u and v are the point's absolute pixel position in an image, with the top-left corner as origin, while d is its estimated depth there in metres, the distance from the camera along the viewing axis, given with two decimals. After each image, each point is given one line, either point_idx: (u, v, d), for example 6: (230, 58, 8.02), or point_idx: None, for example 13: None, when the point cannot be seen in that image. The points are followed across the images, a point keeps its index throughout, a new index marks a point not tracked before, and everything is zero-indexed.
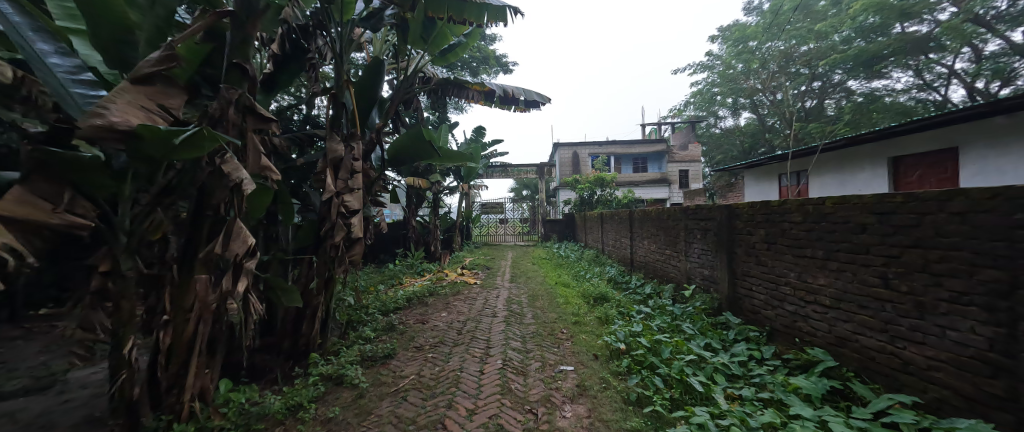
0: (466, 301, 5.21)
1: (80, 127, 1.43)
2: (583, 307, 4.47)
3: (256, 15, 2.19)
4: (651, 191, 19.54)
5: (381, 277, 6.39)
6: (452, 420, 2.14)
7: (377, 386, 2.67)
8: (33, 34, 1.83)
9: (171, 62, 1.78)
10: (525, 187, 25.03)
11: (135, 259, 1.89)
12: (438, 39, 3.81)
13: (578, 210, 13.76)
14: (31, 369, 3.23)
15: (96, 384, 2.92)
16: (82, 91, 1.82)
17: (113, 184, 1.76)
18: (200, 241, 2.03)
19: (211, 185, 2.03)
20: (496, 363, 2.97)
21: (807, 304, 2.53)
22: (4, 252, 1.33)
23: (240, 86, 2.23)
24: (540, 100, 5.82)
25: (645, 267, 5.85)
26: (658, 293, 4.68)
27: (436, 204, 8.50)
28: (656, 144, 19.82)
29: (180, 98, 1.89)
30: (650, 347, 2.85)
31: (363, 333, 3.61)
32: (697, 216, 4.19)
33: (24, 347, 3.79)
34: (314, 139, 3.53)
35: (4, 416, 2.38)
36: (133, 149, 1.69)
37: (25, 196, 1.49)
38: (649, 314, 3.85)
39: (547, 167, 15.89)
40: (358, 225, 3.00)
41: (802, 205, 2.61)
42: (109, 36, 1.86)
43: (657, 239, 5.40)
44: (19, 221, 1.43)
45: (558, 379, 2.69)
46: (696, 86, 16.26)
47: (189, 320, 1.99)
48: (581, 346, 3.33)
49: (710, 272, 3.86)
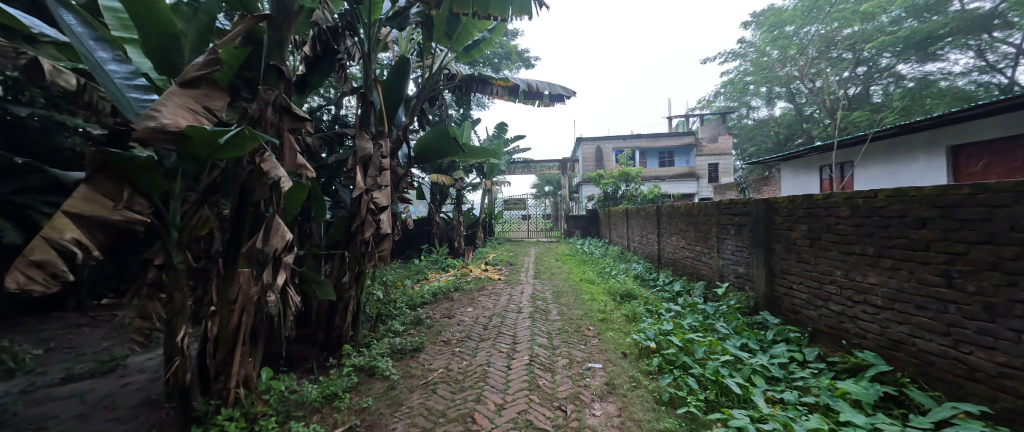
0: (491, 296, 5.25)
1: (136, 129, 1.52)
2: (609, 304, 4.39)
3: (291, 18, 2.26)
4: (678, 185, 18.79)
5: (408, 272, 6.53)
6: (481, 414, 2.16)
7: (406, 378, 2.74)
8: (94, 43, 1.96)
9: (215, 66, 1.89)
10: (549, 183, 24.88)
11: (184, 253, 1.99)
12: (462, 35, 3.79)
13: (601, 206, 13.51)
14: (97, 354, 3.53)
15: (152, 369, 3.14)
16: (137, 96, 1.92)
17: (164, 183, 1.87)
18: (243, 236, 2.16)
19: (253, 184, 2.14)
20: (523, 359, 2.96)
21: (855, 304, 2.36)
22: (72, 246, 1.48)
23: (277, 87, 2.34)
24: (564, 93, 5.69)
25: (674, 264, 5.67)
26: (688, 290, 4.54)
27: (459, 200, 8.58)
28: (683, 137, 19.13)
29: (223, 100, 1.98)
30: (683, 347, 2.75)
31: (392, 326, 3.70)
32: (731, 212, 4.03)
33: (90, 333, 4.15)
34: (343, 138, 3.62)
35: (75, 396, 2.61)
36: (182, 149, 1.78)
37: (89, 194, 1.61)
38: (679, 313, 3.71)
39: (569, 163, 15.66)
40: (386, 221, 2.98)
41: (849, 199, 2.45)
42: (158, 43, 1.98)
43: (686, 235, 5.22)
44: (85, 217, 1.56)
45: (586, 376, 2.66)
46: (726, 76, 15.54)
47: (234, 311, 2.12)
48: (609, 343, 3.27)
49: (744, 269, 3.70)
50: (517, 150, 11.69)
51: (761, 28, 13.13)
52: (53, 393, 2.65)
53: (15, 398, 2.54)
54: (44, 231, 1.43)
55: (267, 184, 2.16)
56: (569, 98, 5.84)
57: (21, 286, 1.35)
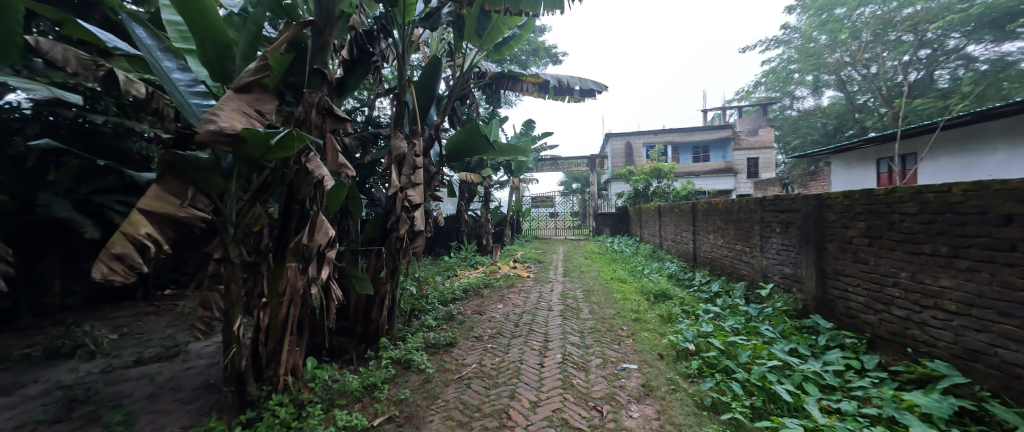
0: (521, 294, 5.26)
1: (198, 133, 1.63)
2: (643, 304, 4.28)
3: (332, 23, 2.35)
4: (713, 182, 17.99)
5: (438, 268, 6.66)
6: (516, 411, 2.17)
7: (441, 372, 2.80)
8: (161, 53, 2.13)
9: (266, 71, 2.00)
10: (577, 180, 24.61)
11: (239, 248, 2.12)
12: (492, 33, 3.83)
13: (631, 203, 13.16)
14: (163, 340, 3.86)
15: (209, 355, 3.40)
16: (198, 102, 2.07)
17: (222, 182, 2.00)
18: (290, 232, 2.27)
19: (299, 183, 2.25)
20: (556, 357, 2.94)
21: (923, 309, 2.16)
22: (145, 240, 1.61)
23: (320, 90, 2.44)
24: (596, 88, 5.56)
25: (711, 263, 5.43)
26: (727, 292, 4.33)
27: (487, 198, 8.65)
28: (719, 130, 18.25)
29: (272, 103, 2.09)
30: (725, 350, 2.63)
31: (426, 321, 3.79)
32: (776, 208, 3.80)
33: (156, 321, 4.54)
34: (377, 138, 3.71)
35: (146, 377, 2.87)
36: (237, 150, 1.90)
37: (160, 193, 1.75)
38: (719, 314, 3.55)
39: (598, 159, 15.35)
40: (420, 218, 3.04)
41: (917, 194, 2.23)
42: (214, 52, 2.13)
43: (725, 233, 4.98)
44: (156, 214, 1.70)
45: (621, 377, 2.60)
46: (767, 64, 14.67)
47: (282, 304, 2.24)
48: (644, 344, 3.19)
49: (792, 269, 3.48)
50: (545, 147, 11.60)
51: (807, 12, 12.26)
52: (128, 374, 2.93)
53: (97, 377, 2.83)
54: (123, 227, 1.57)
55: (311, 183, 2.26)
56: (600, 93, 5.71)
57: (105, 277, 1.49)
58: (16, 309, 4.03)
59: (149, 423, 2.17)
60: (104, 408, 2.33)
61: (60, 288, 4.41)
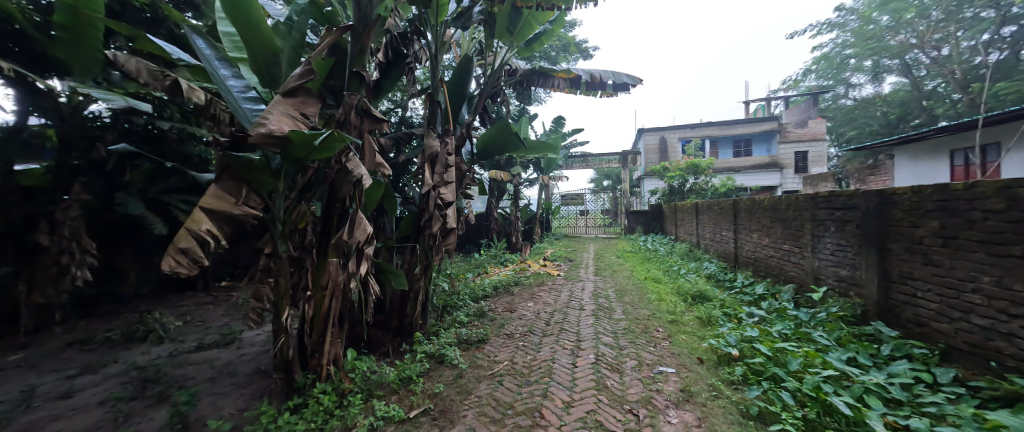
0: (551, 292, 5.22)
1: (251, 136, 1.73)
2: (680, 305, 4.11)
3: (370, 27, 2.42)
4: (755, 177, 16.96)
5: (469, 265, 6.76)
6: (549, 410, 2.15)
7: (473, 368, 2.83)
8: (218, 62, 2.30)
9: (309, 75, 2.10)
10: (608, 177, 24.05)
11: (287, 243, 2.24)
12: (523, 29, 3.81)
13: (666, 201, 12.60)
14: (220, 327, 4.19)
15: (260, 343, 3.65)
16: (250, 106, 2.22)
17: (272, 181, 2.12)
18: (332, 229, 2.37)
19: (340, 182, 2.35)
20: (589, 358, 2.89)
21: (1011, 319, 1.90)
22: (205, 236, 1.74)
23: (359, 92, 2.53)
24: (630, 81, 5.37)
25: (755, 264, 5.12)
26: (773, 294, 4.07)
27: (516, 196, 8.66)
28: (762, 123, 17.13)
29: (315, 106, 2.19)
30: (773, 357, 2.47)
31: (457, 317, 3.86)
32: (831, 205, 3.51)
33: (213, 310, 4.94)
34: (411, 138, 3.80)
35: (207, 362, 3.13)
36: (285, 151, 2.01)
37: (218, 192, 1.88)
38: (765, 318, 3.34)
39: (630, 156, 14.89)
40: (452, 216, 3.07)
41: (1003, 189, 1.95)
42: (263, 60, 2.26)
43: (772, 232, 4.67)
44: (214, 212, 1.83)
45: (658, 380, 2.51)
46: (818, 50, 13.58)
47: (325, 297, 2.35)
48: (681, 347, 3.06)
49: (849, 272, 3.21)
50: (575, 144, 11.42)
51: None
52: (192, 358, 3.21)
53: (166, 360, 3.12)
54: (187, 223, 1.71)
55: (351, 182, 2.35)
56: (634, 86, 5.51)
57: (172, 269, 1.63)
58: (99, 296, 4.53)
59: (210, 404, 2.36)
60: (172, 389, 2.56)
61: (135, 278, 4.91)
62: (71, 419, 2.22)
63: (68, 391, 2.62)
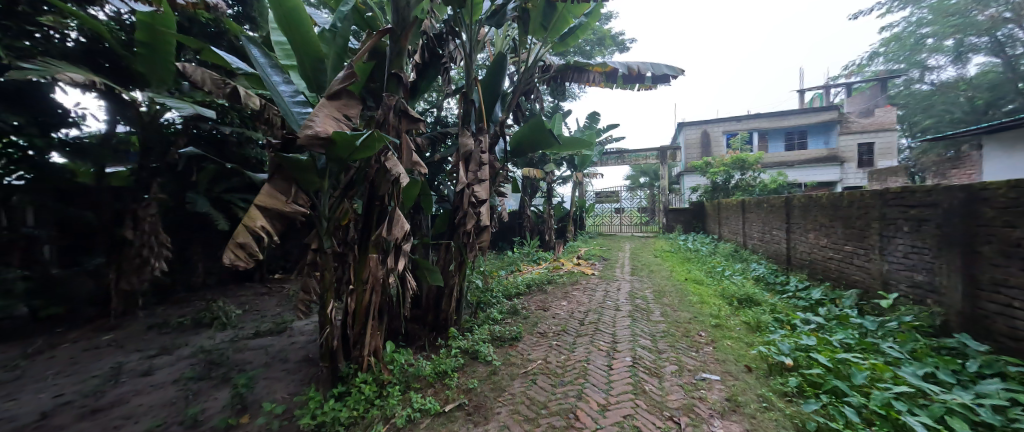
0: (585, 291, 5.13)
1: (299, 137, 1.84)
2: (724, 309, 3.88)
3: (407, 28, 2.49)
4: (812, 172, 15.58)
5: (502, 263, 6.81)
6: (584, 413, 2.11)
7: (507, 366, 2.84)
8: (271, 69, 2.46)
9: (351, 78, 2.19)
10: (644, 174, 23.20)
11: (331, 239, 2.36)
12: (557, 24, 3.75)
13: (709, 198, 11.93)
14: (273, 317, 4.53)
15: (308, 332, 3.90)
16: (299, 110, 2.36)
17: (318, 180, 2.23)
18: (372, 226, 2.47)
19: (379, 181, 2.43)
20: (625, 360, 2.80)
21: None
22: (260, 231, 1.87)
23: (397, 93, 2.61)
24: (670, 73, 5.11)
25: (811, 266, 4.71)
26: (833, 300, 3.71)
27: (550, 193, 8.57)
28: (819, 112, 15.71)
29: (357, 108, 2.27)
30: (834, 368, 2.25)
31: (491, 314, 3.89)
32: (904, 202, 3.14)
33: (267, 300, 5.35)
34: (446, 137, 3.87)
35: (262, 348, 3.40)
36: (330, 152, 2.11)
37: (271, 191, 2.02)
38: (823, 326, 3.05)
39: (669, 151, 14.24)
40: (486, 213, 3.08)
41: None
42: (310, 65, 2.40)
43: (831, 232, 4.27)
44: (268, 209, 1.96)
45: (701, 388, 2.38)
46: (886, 31, 12.24)
47: (366, 291, 2.45)
48: (727, 353, 2.88)
49: (927, 277, 2.85)
50: (610, 140, 11.10)
51: None
52: (250, 344, 3.50)
53: (228, 345, 3.43)
54: (244, 220, 1.84)
55: (389, 181, 2.43)
56: (675, 78, 5.25)
57: (233, 262, 1.77)
58: (174, 285, 5.07)
59: (265, 387, 2.56)
60: (233, 371, 2.80)
61: (202, 270, 5.43)
62: (150, 395, 2.50)
63: (149, 369, 2.94)
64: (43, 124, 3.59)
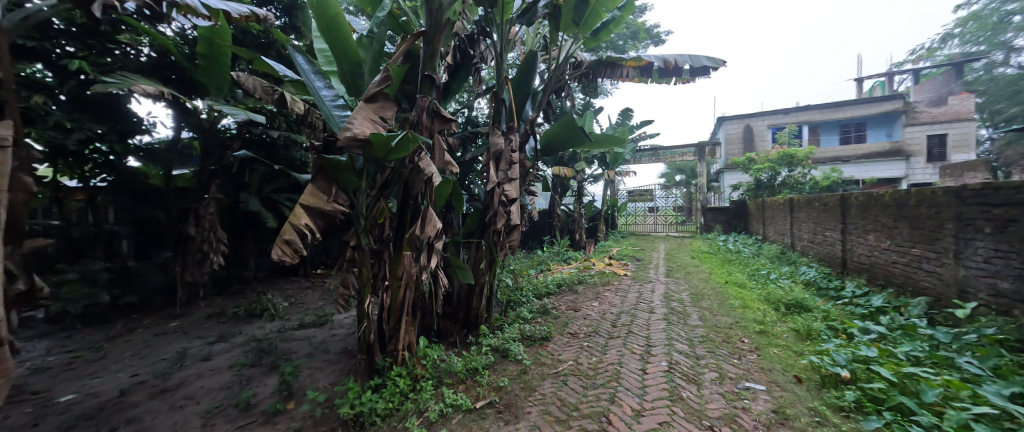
0: (617, 292, 5.00)
1: (339, 139, 1.92)
2: (770, 315, 3.64)
3: (440, 31, 2.54)
4: (871, 168, 14.22)
5: (532, 262, 6.79)
6: (617, 417, 2.05)
7: (537, 365, 2.83)
8: (314, 75, 2.60)
9: (387, 81, 2.26)
10: (681, 171, 22.24)
11: (368, 237, 2.46)
12: (590, 19, 3.66)
13: (751, 197, 11.24)
14: (315, 310, 4.80)
15: (347, 325, 4.09)
16: (339, 114, 2.48)
17: (356, 181, 2.33)
18: (407, 224, 2.55)
19: (413, 181, 2.50)
20: (660, 365, 2.70)
21: None
22: (303, 229, 1.98)
23: (430, 94, 2.67)
24: (710, 64, 4.85)
25: (870, 271, 4.30)
26: (897, 308, 3.37)
27: (580, 192, 8.43)
28: (880, 102, 14.31)
29: (393, 110, 2.34)
30: (899, 383, 2.03)
31: (521, 313, 3.88)
32: (985, 200, 2.78)
33: (310, 294, 5.67)
34: (476, 137, 3.91)
35: (306, 339, 3.61)
36: (367, 153, 2.20)
37: (314, 191, 2.14)
38: (885, 336, 2.77)
39: (707, 147, 13.55)
40: (516, 212, 3.07)
41: None
42: (350, 71, 2.51)
43: (896, 233, 3.87)
44: (311, 208, 2.07)
45: (744, 397, 2.24)
46: (962, 9, 10.91)
47: (401, 287, 2.53)
48: (773, 362, 2.70)
49: (1016, 286, 2.50)
50: (643, 136, 10.73)
51: None
52: (295, 335, 3.73)
53: (277, 335, 3.67)
54: (290, 218, 1.96)
55: (422, 180, 2.49)
56: (715, 70, 4.97)
57: (280, 257, 1.90)
58: (229, 277, 5.51)
59: (309, 376, 2.72)
60: (280, 360, 3.00)
61: (253, 264, 5.87)
62: (210, 378, 2.73)
63: (208, 355, 3.22)
64: (122, 132, 4.01)
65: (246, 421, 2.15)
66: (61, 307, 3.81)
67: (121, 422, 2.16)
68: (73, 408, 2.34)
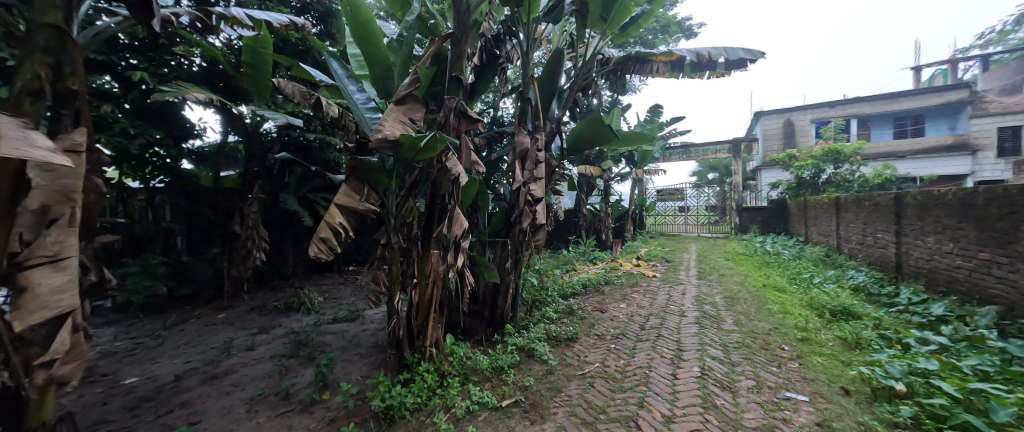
0: (646, 294, 4.86)
1: (371, 140, 1.99)
2: (813, 321, 3.41)
3: (467, 32, 2.56)
4: (929, 165, 13.03)
5: (557, 262, 6.74)
6: (646, 422, 2.00)
7: (563, 366, 2.80)
8: (348, 80, 2.70)
9: (416, 83, 2.31)
10: (713, 169, 21.31)
11: (398, 235, 2.53)
12: (618, 14, 3.57)
13: (792, 196, 10.58)
14: (347, 305, 5.01)
15: (377, 321, 4.23)
16: (371, 116, 2.57)
17: (387, 181, 2.40)
18: (434, 223, 2.59)
19: (441, 180, 2.54)
20: (692, 370, 2.60)
21: None
22: (337, 227, 2.07)
23: (457, 94, 2.70)
24: (747, 56, 4.61)
25: (930, 276, 3.93)
26: (962, 318, 3.06)
27: (607, 191, 8.27)
28: (942, 92, 13.06)
29: (421, 111, 2.39)
30: (965, 400, 1.84)
31: (546, 313, 3.86)
32: None
33: (343, 290, 5.91)
34: (502, 136, 3.92)
35: (340, 332, 3.77)
36: (397, 154, 2.26)
37: (347, 191, 2.22)
38: (947, 348, 2.52)
39: (743, 144, 12.91)
40: (541, 212, 3.06)
41: None
42: (381, 74, 2.59)
43: (961, 235, 3.51)
44: (345, 207, 2.16)
45: (785, 408, 2.11)
46: None
47: (428, 285, 2.58)
48: (817, 372, 2.53)
49: None
50: (674, 133, 10.36)
51: None
52: (329, 328, 3.91)
53: (313, 328, 3.85)
54: (325, 217, 2.05)
55: (450, 181, 2.52)
56: (752, 62, 4.72)
57: (316, 254, 1.99)
58: (270, 273, 5.85)
59: (342, 368, 2.84)
60: (316, 352, 3.15)
61: (291, 260, 6.19)
62: (253, 367, 2.91)
63: (251, 345, 3.43)
64: (177, 137, 4.35)
65: (286, 409, 2.28)
66: (125, 297, 4.19)
67: (177, 404, 2.35)
68: (136, 389, 2.57)
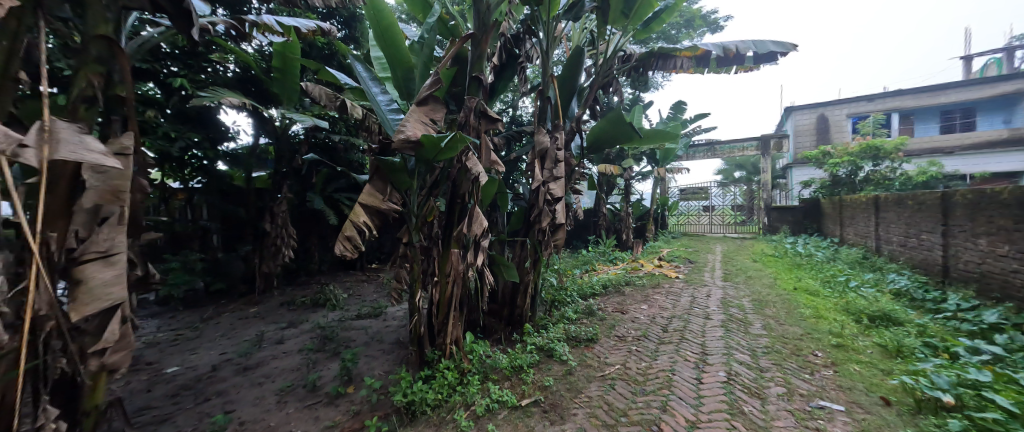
0: (668, 295, 4.74)
1: (394, 141, 2.03)
2: (849, 327, 3.23)
3: (487, 32, 2.57)
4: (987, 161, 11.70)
5: (576, 262, 6.68)
6: (669, 426, 1.95)
7: (583, 367, 2.78)
8: (371, 82, 2.76)
9: (438, 84, 2.34)
10: (740, 167, 20.52)
11: (419, 234, 2.57)
12: (640, 9, 3.50)
13: (825, 195, 10.07)
14: (370, 301, 5.14)
15: (399, 318, 4.32)
16: (394, 117, 2.62)
17: (409, 181, 2.44)
18: (455, 222, 2.61)
19: (461, 180, 2.57)
20: (718, 375, 2.51)
21: None
22: (361, 226, 2.12)
23: (477, 94, 2.72)
24: (777, 49, 4.42)
25: (982, 281, 3.65)
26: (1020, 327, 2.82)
27: (628, 190, 8.12)
28: (996, 83, 12.13)
29: (442, 111, 2.42)
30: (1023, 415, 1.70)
31: (565, 313, 3.83)
32: None
33: (365, 287, 6.07)
34: (521, 136, 3.92)
35: (363, 328, 3.87)
36: (419, 154, 2.30)
37: (371, 191, 2.28)
38: (1002, 358, 2.34)
39: (772, 140, 12.37)
40: (561, 211, 3.05)
41: None
42: (403, 76, 2.64)
43: (1019, 237, 3.24)
44: (369, 206, 2.21)
45: (818, 417, 2.02)
46: None
47: (448, 283, 2.61)
48: (853, 380, 2.40)
49: None
50: (698, 131, 10.04)
51: None
52: (353, 324, 4.02)
53: (337, 324, 3.98)
54: (350, 216, 2.11)
55: (470, 180, 2.55)
56: (783, 55, 4.52)
57: (342, 252, 2.06)
58: (297, 269, 6.08)
59: (366, 363, 2.91)
60: (341, 347, 3.25)
61: (317, 257, 6.41)
62: (283, 360, 3.04)
63: (281, 338, 3.58)
64: (213, 140, 4.58)
65: (313, 401, 2.36)
66: (167, 291, 4.46)
67: (213, 393, 2.48)
68: (177, 378, 2.73)
